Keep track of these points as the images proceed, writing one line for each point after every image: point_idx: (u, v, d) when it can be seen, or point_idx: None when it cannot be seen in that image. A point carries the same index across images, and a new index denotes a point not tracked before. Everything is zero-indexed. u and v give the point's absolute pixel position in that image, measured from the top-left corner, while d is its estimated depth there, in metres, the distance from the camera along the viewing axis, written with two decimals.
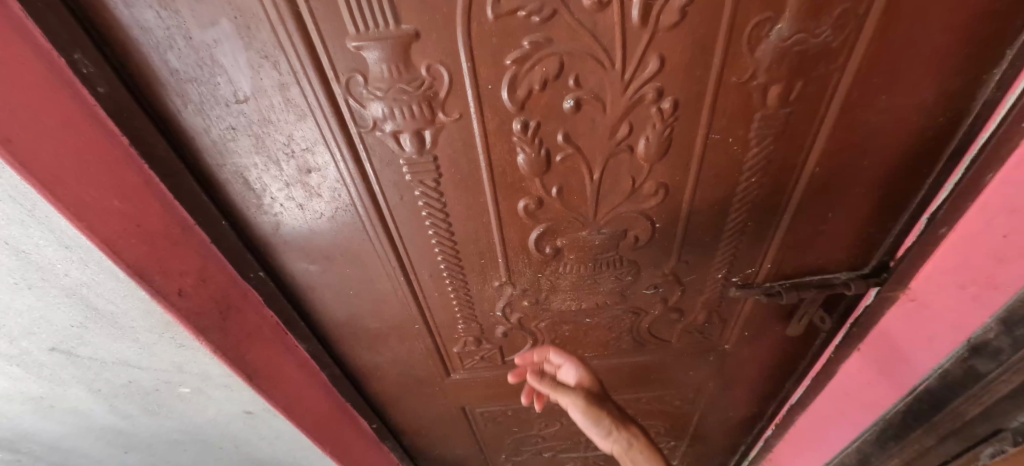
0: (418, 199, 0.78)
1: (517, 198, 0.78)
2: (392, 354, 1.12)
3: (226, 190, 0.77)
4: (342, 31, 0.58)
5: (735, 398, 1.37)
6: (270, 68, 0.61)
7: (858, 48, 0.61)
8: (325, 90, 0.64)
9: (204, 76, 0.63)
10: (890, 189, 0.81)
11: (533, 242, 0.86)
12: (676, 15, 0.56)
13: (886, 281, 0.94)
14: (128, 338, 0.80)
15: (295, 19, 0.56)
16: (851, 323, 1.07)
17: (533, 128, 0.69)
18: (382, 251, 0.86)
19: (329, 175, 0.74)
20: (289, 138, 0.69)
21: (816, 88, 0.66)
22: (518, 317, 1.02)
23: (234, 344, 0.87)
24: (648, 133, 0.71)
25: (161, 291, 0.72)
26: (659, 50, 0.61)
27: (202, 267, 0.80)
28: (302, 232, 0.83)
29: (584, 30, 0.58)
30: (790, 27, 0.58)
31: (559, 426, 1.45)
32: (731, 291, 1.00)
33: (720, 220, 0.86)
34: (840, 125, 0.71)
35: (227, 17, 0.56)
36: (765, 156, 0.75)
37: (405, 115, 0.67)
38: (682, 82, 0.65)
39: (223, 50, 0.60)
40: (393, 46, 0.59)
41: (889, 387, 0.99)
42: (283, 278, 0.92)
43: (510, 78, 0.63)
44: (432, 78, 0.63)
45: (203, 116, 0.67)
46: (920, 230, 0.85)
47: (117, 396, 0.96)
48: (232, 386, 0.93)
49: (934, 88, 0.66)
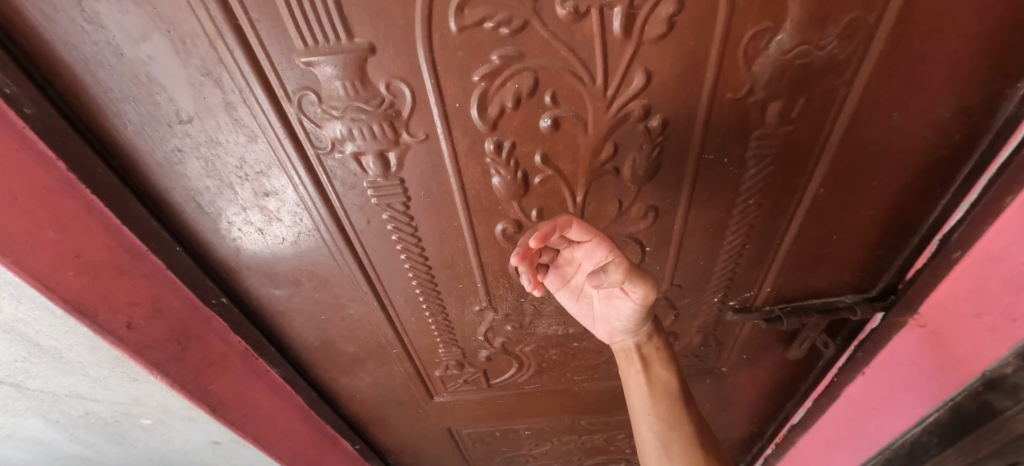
0: (386, 223, 0.72)
1: (494, 221, 0.73)
2: (371, 377, 1.06)
3: (179, 214, 0.71)
4: (288, 46, 0.52)
5: (733, 417, 1.31)
6: (213, 86, 0.55)
7: (868, 61, 0.54)
8: (275, 109, 0.58)
9: (142, 95, 0.57)
10: (900, 211, 0.74)
11: (514, 267, 0.80)
12: (664, 26, 0.50)
13: (893, 305, 0.88)
14: (77, 372, 0.74)
15: (234, 33, 0.50)
16: (856, 345, 0.99)
17: (508, 148, 0.63)
18: (351, 276, 0.80)
19: (288, 199, 0.68)
20: (241, 161, 0.63)
21: (821, 104, 0.59)
22: (501, 342, 0.97)
23: (194, 376, 0.81)
24: (635, 153, 0.64)
25: (105, 326, 0.67)
26: (645, 65, 0.54)
27: (155, 296, 0.75)
28: (264, 257, 0.77)
29: (560, 44, 0.52)
30: (792, 39, 0.52)
31: (550, 446, 1.41)
32: (728, 315, 0.95)
33: (715, 242, 0.80)
34: (846, 144, 0.64)
35: (158, 30, 0.50)
36: (764, 177, 0.69)
37: (366, 136, 0.60)
38: (671, 98, 0.58)
39: (160, 66, 0.54)
40: (348, 62, 0.53)
41: (895, 416, 0.92)
42: (249, 303, 0.87)
43: (479, 96, 0.57)
44: (392, 96, 0.57)
45: (145, 137, 0.61)
46: (931, 253, 0.79)
47: (77, 427, 0.91)
48: (195, 418, 0.87)
49: (951, 105, 0.60)
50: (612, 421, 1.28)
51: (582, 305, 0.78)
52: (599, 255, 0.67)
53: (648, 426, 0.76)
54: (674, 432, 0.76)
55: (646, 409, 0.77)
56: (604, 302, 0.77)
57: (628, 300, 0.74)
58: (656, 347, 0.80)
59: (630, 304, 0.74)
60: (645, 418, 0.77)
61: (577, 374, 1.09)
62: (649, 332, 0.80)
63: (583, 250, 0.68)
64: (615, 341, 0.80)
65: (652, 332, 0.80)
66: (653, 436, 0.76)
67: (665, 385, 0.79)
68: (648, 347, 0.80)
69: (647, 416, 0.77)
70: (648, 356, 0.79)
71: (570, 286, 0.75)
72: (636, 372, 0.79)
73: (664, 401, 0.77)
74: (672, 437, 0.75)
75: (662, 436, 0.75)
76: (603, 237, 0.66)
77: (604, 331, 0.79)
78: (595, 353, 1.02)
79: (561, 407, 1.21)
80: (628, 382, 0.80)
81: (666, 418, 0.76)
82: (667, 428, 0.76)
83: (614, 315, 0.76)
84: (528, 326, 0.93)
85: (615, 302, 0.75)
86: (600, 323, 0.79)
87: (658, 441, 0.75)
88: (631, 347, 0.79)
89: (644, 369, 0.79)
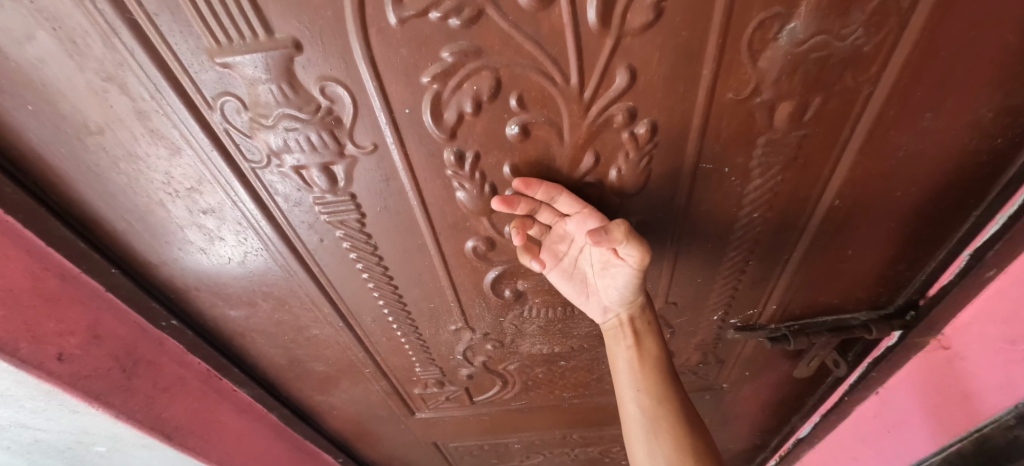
0: (341, 241, 0.65)
1: (464, 238, 0.65)
2: (346, 395, 1.00)
3: (109, 233, 0.64)
4: (196, 44, 0.42)
5: (735, 431, 1.25)
6: (119, 93, 0.47)
7: (900, 53, 0.45)
8: (197, 119, 0.49)
9: (39, 104, 0.48)
10: (926, 225, 0.64)
11: (489, 284, 0.73)
12: (650, 13, 0.40)
13: (912, 324, 0.79)
14: (13, 404, 0.68)
15: (130, 29, 0.41)
16: (868, 363, 0.90)
17: (470, 159, 0.54)
18: (309, 295, 0.74)
19: (228, 216, 0.61)
20: (167, 176, 0.56)
21: (839, 105, 0.50)
22: (482, 360, 0.91)
23: (144, 404, 0.76)
24: (620, 163, 0.55)
25: (30, 361, 0.60)
26: (628, 61, 0.45)
27: (92, 322, 0.69)
28: (211, 277, 0.70)
29: (523, 38, 0.42)
30: (807, 27, 0.42)
31: (542, 457, 1.37)
32: (729, 334, 0.88)
33: (714, 259, 0.71)
34: (868, 150, 0.55)
35: (40, 27, 0.41)
36: (771, 187, 0.60)
37: (306, 148, 0.52)
38: (660, 100, 0.49)
39: (52, 72, 0.45)
40: (272, 63, 0.44)
41: (910, 442, 0.85)
42: (203, 323, 0.80)
43: (431, 100, 0.48)
44: (330, 102, 0.48)
45: (54, 151, 0.53)
46: (959, 269, 0.69)
47: (31, 452, 0.85)
48: (150, 446, 0.82)
49: (996, 105, 0.50)
50: (605, 435, 1.24)
51: (578, 286, 0.69)
52: (590, 225, 0.58)
53: (635, 404, 0.69)
54: (662, 410, 0.68)
55: (633, 386, 0.69)
56: (599, 274, 0.67)
57: (623, 267, 0.63)
58: (649, 320, 0.70)
59: (626, 271, 0.63)
60: (631, 395, 0.69)
61: (565, 390, 1.03)
62: (643, 304, 0.69)
63: (575, 222, 0.59)
64: (606, 318, 0.71)
65: (646, 303, 0.69)
66: (639, 413, 0.68)
67: (655, 359, 0.70)
68: (641, 321, 0.70)
69: (634, 392, 0.69)
70: (640, 330, 0.70)
71: (563, 263, 0.67)
72: (625, 347, 0.70)
73: (653, 375, 0.69)
74: (660, 416, 0.67)
75: (651, 415, 0.68)
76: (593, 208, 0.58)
77: (597, 309, 0.70)
78: (586, 371, 0.97)
79: (554, 422, 1.17)
80: (615, 356, 0.72)
81: (655, 395, 0.68)
82: (657, 404, 0.68)
83: (608, 286, 0.66)
84: (509, 345, 0.88)
85: (611, 271, 0.65)
86: (593, 298, 0.70)
87: (645, 420, 0.67)
88: (623, 322, 0.70)
89: (634, 342, 0.69)
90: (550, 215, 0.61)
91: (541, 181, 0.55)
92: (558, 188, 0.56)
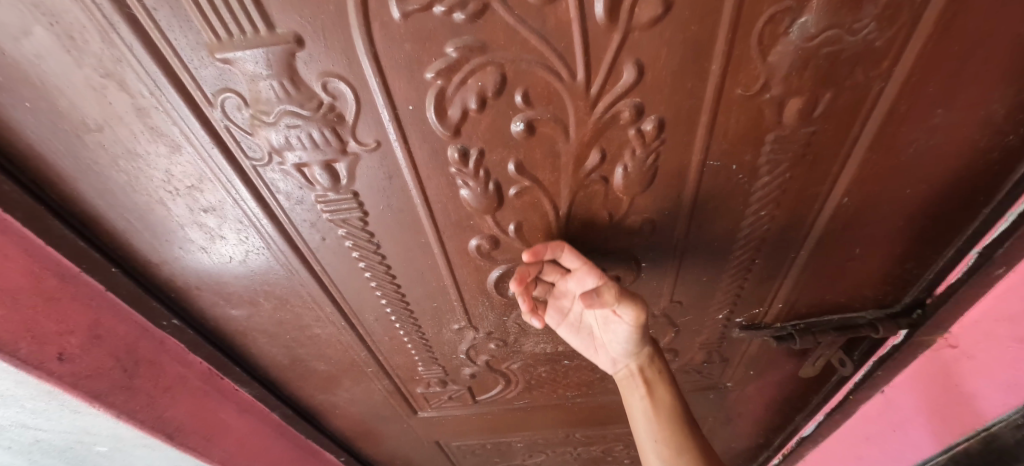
0: (343, 240, 0.64)
1: (467, 237, 0.64)
2: (349, 394, 1.00)
3: (110, 232, 0.63)
4: (196, 39, 0.42)
5: (738, 430, 1.24)
6: (118, 90, 0.46)
7: (911, 48, 0.44)
8: (197, 116, 0.48)
9: (37, 101, 0.48)
10: (935, 222, 0.64)
11: (493, 283, 0.73)
12: (658, 7, 0.40)
13: (919, 323, 0.78)
14: (13, 404, 0.68)
15: (129, 24, 0.40)
16: (874, 361, 0.89)
17: (474, 157, 0.53)
18: (312, 294, 0.73)
19: (229, 214, 0.60)
20: (167, 175, 0.55)
21: (849, 101, 0.49)
22: (485, 360, 0.91)
23: (146, 404, 0.76)
24: (626, 160, 0.55)
25: (29, 361, 0.59)
26: (635, 56, 0.44)
27: (93, 322, 0.68)
28: (212, 276, 0.70)
29: (529, 33, 0.41)
30: (819, 21, 0.41)
31: (545, 456, 1.37)
32: (735, 333, 0.87)
33: (720, 258, 0.70)
34: (878, 147, 0.54)
35: (37, 23, 0.40)
36: (778, 185, 0.59)
37: (307, 145, 0.51)
38: (668, 97, 0.48)
39: (50, 68, 0.44)
40: (273, 58, 0.43)
41: (917, 440, 0.85)
42: (205, 322, 0.80)
43: (435, 96, 0.47)
44: (332, 98, 0.47)
45: (52, 149, 0.52)
46: (968, 267, 0.67)
47: (33, 452, 0.85)
48: (151, 446, 0.82)
49: (1009, 101, 0.49)
50: (607, 433, 1.24)
51: (585, 340, 0.73)
52: (590, 283, 0.61)
53: (655, 454, 0.68)
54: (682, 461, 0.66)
55: (650, 437, 0.69)
56: (602, 329, 0.71)
57: (623, 323, 0.68)
58: (659, 369, 0.72)
59: (626, 327, 0.68)
60: (649, 446, 0.68)
61: (569, 389, 1.03)
62: (651, 354, 0.72)
63: (576, 279, 0.63)
64: (616, 369, 0.74)
65: (653, 354, 0.72)
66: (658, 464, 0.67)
67: (669, 407, 0.70)
68: (650, 370, 0.72)
69: (652, 443, 0.68)
70: (651, 379, 0.71)
71: (569, 319, 0.71)
72: (639, 397, 0.71)
73: (671, 426, 0.69)
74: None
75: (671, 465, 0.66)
76: (592, 264, 0.60)
77: (606, 361, 0.73)
78: (589, 370, 0.97)
79: (557, 421, 1.17)
80: (630, 407, 0.72)
81: (673, 445, 0.67)
82: (676, 454, 0.67)
83: (612, 340, 0.71)
84: (513, 344, 0.87)
85: (612, 326, 0.70)
86: (601, 352, 0.73)
87: None
88: (633, 372, 0.72)
89: (647, 392, 0.70)
90: (555, 274, 0.64)
91: (547, 243, 0.57)
92: (562, 245, 0.58)
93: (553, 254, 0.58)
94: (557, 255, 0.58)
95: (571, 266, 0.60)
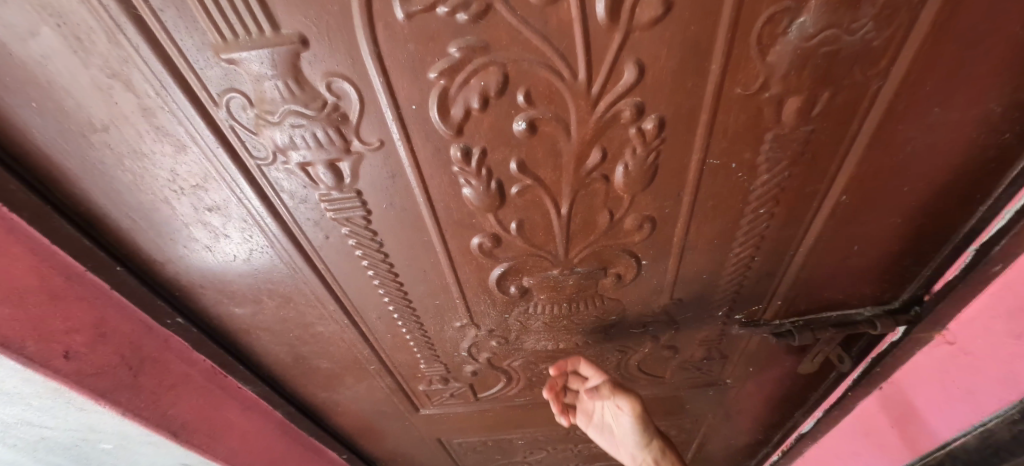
0: (347, 238, 0.65)
1: (470, 235, 0.65)
2: (351, 392, 1.00)
3: (116, 231, 0.63)
4: (202, 40, 0.42)
5: (738, 427, 1.25)
6: (124, 90, 0.47)
7: (909, 48, 0.44)
8: (202, 116, 0.49)
9: (45, 101, 0.48)
10: (932, 220, 0.64)
11: (495, 281, 0.73)
12: (659, 7, 0.40)
13: (917, 319, 0.79)
14: (19, 402, 0.69)
15: (135, 25, 0.40)
16: (872, 358, 0.91)
17: (477, 155, 0.54)
18: (315, 292, 0.74)
19: (233, 213, 0.61)
20: (173, 174, 0.55)
21: (848, 99, 0.50)
22: (486, 357, 0.92)
23: (150, 402, 0.77)
24: (627, 159, 0.55)
25: (35, 359, 0.61)
26: (636, 56, 0.44)
27: (97, 321, 0.69)
28: (216, 274, 0.70)
29: (531, 33, 0.42)
30: (817, 22, 0.41)
31: (545, 453, 1.38)
32: (734, 330, 0.88)
33: (719, 255, 0.71)
34: (875, 146, 0.55)
35: (44, 24, 0.41)
36: (778, 183, 0.59)
37: (311, 144, 0.52)
38: (668, 96, 0.49)
39: (58, 69, 0.45)
40: (278, 59, 0.43)
41: (914, 438, 0.86)
42: (209, 321, 0.80)
43: (438, 96, 0.48)
44: (336, 98, 0.48)
45: (58, 148, 0.53)
46: (965, 264, 0.68)
47: (37, 450, 0.86)
48: (156, 443, 0.83)
49: (1005, 100, 0.49)
50: None
51: (609, 442, 0.88)
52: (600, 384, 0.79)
53: None
54: None
55: None
56: (615, 423, 0.86)
57: (624, 413, 0.83)
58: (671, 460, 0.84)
59: (630, 420, 0.83)
60: None
61: None
62: (662, 447, 0.85)
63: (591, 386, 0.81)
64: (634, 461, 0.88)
65: (664, 445, 0.85)
66: None
67: None
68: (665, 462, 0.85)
69: None
70: None
71: (595, 423, 0.88)
72: None
73: None
74: None
75: None
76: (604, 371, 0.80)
77: (626, 456, 0.88)
78: None
79: (558, 417, 1.18)
80: None
81: None
82: None
83: (623, 431, 0.85)
84: (515, 342, 0.88)
85: (619, 419, 0.85)
86: (622, 449, 0.87)
87: None
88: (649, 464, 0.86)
89: None
90: (578, 384, 0.83)
91: (567, 360, 0.80)
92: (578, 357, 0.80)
93: (574, 367, 0.80)
94: (575, 366, 0.80)
95: (589, 375, 0.80)
